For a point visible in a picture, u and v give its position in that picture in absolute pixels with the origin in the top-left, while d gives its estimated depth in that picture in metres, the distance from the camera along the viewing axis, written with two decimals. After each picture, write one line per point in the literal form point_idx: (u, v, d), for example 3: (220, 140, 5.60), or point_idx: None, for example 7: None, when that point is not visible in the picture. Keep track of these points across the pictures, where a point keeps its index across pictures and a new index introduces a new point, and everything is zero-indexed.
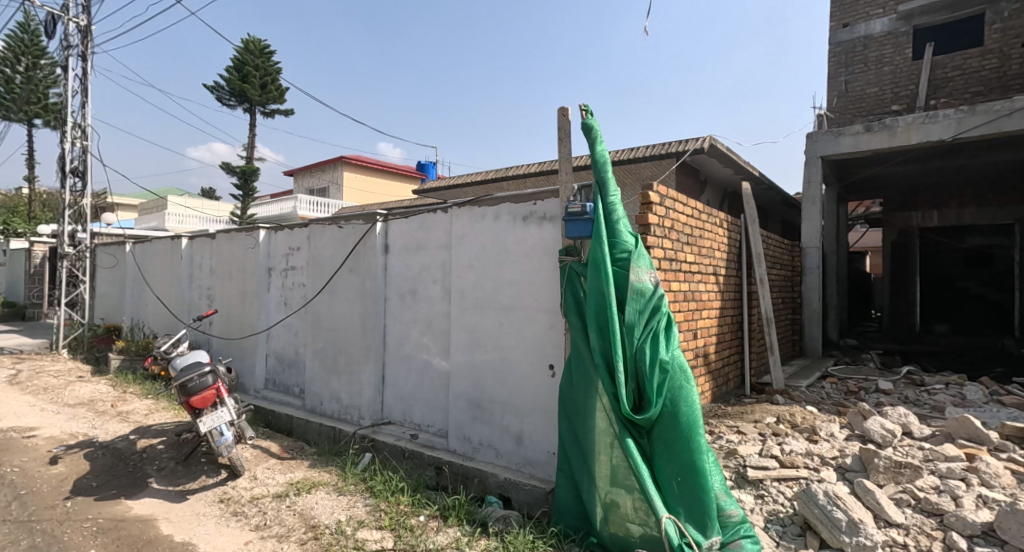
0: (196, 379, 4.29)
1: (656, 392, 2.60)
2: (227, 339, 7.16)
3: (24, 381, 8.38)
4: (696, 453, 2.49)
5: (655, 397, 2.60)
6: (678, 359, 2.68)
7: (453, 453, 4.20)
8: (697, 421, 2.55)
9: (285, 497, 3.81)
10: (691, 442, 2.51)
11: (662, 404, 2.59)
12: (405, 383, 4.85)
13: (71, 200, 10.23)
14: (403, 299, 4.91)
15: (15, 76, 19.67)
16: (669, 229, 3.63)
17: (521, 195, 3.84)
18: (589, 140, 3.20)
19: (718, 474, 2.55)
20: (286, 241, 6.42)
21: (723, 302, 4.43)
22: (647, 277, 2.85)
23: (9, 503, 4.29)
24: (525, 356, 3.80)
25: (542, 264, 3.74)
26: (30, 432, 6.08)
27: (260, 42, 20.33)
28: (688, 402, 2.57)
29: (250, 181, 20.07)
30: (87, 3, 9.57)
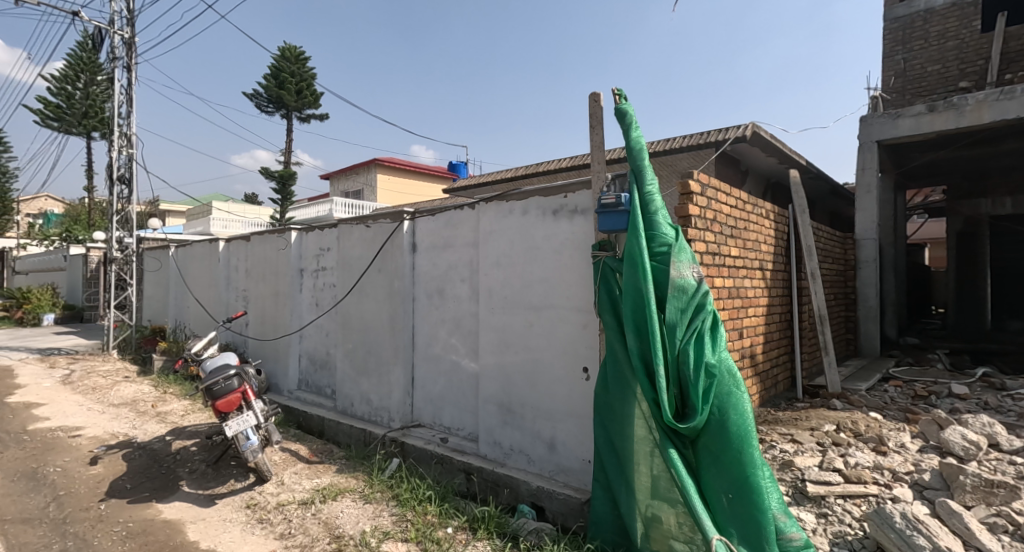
0: (222, 383, 4.24)
1: (702, 399, 2.34)
2: (262, 340, 7.17)
3: (76, 381, 8.63)
4: (749, 467, 2.23)
5: (701, 403, 2.34)
6: (726, 361, 2.41)
7: (484, 459, 4.02)
8: (749, 432, 2.28)
9: (311, 504, 3.70)
10: (743, 455, 2.25)
11: (709, 412, 2.32)
12: (434, 385, 4.70)
13: (118, 206, 10.49)
14: (431, 298, 4.77)
15: (75, 92, 20.87)
16: (711, 221, 3.36)
17: (551, 187, 3.63)
18: (624, 127, 2.97)
19: (776, 493, 2.29)
20: (317, 241, 6.37)
21: (771, 299, 4.12)
22: (689, 272, 2.60)
23: (47, 504, 4.32)
24: (557, 359, 3.59)
25: (573, 260, 3.52)
26: (75, 432, 6.20)
27: (296, 49, 20.67)
28: (740, 411, 2.31)
29: (288, 185, 20.44)
30: (131, 14, 9.80)
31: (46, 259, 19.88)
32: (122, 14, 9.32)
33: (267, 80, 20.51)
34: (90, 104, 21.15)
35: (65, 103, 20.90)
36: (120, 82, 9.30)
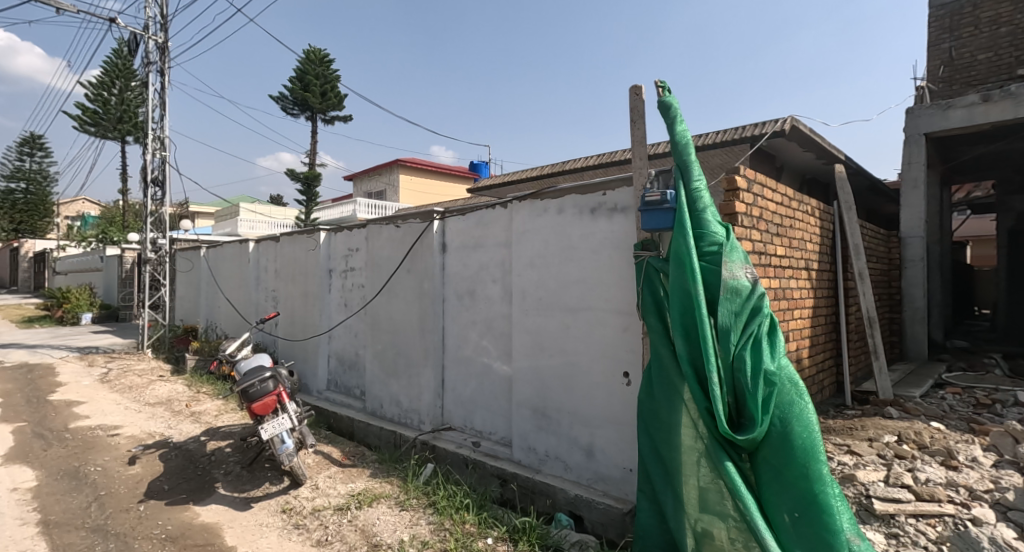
0: (258, 385, 4.24)
1: (761, 409, 2.21)
2: (291, 340, 7.21)
3: (113, 379, 8.82)
4: (816, 483, 2.09)
5: (759, 414, 2.22)
6: (786, 369, 2.28)
7: (518, 464, 3.94)
8: (815, 446, 2.15)
9: (347, 510, 3.69)
10: (809, 471, 2.11)
11: (769, 423, 2.20)
12: (465, 388, 4.64)
13: (152, 207, 10.72)
14: (461, 299, 4.70)
15: (110, 98, 21.48)
16: (758, 218, 3.21)
17: (588, 185, 3.53)
18: (668, 120, 2.85)
19: (846, 512, 2.14)
20: (345, 242, 6.37)
21: (817, 300, 3.94)
22: (743, 273, 2.46)
23: (89, 505, 4.38)
24: (595, 363, 3.49)
25: (612, 260, 3.42)
26: (113, 431, 6.32)
27: (321, 52, 20.91)
28: (804, 424, 2.17)
29: (313, 186, 20.71)
30: (165, 20, 9.99)
31: (84, 260, 20.52)
32: (155, 19, 9.49)
33: (293, 83, 20.78)
34: (125, 109, 21.76)
35: (101, 109, 21.51)
36: (154, 86, 9.47)
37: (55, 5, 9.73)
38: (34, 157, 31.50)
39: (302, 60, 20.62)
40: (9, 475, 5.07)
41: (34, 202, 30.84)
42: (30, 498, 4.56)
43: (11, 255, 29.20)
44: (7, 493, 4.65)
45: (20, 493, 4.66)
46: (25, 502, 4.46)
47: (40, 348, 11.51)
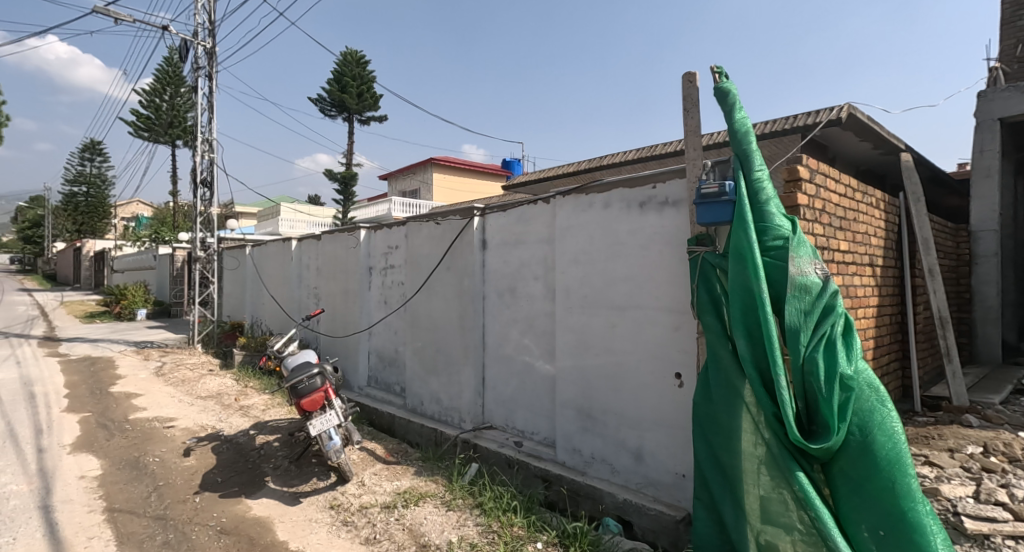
0: (306, 381, 4.29)
1: (838, 416, 2.07)
2: (333, 337, 7.32)
3: (167, 373, 9.18)
4: (902, 498, 1.94)
5: (836, 421, 2.08)
6: (865, 373, 2.13)
7: (562, 465, 3.85)
8: (901, 457, 1.99)
9: (394, 509, 3.72)
10: (895, 484, 1.96)
11: (847, 431, 2.06)
12: (506, 387, 4.58)
13: (202, 208, 11.10)
14: (502, 297, 4.64)
15: (162, 104, 22.41)
16: (821, 211, 3.00)
17: (637, 178, 3.41)
18: (725, 108, 2.71)
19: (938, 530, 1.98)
20: (385, 240, 6.41)
21: (882, 299, 3.70)
22: (812, 270, 2.31)
23: (149, 494, 4.54)
24: (644, 363, 3.37)
25: (663, 256, 3.29)
26: (169, 423, 6.56)
27: (357, 53, 21.28)
28: (888, 434, 2.02)
29: (350, 186, 21.09)
30: (212, 26, 10.29)
31: (139, 259, 21.45)
32: (204, 26, 9.81)
33: (331, 84, 21.18)
34: (175, 114, 22.66)
35: (153, 114, 22.44)
36: (202, 91, 9.78)
37: (113, 15, 10.18)
38: (94, 162, 33.24)
39: (339, 62, 20.99)
40: (76, 463, 5.32)
41: (94, 204, 32.63)
42: (95, 486, 4.76)
43: (73, 254, 30.87)
44: (75, 481, 4.86)
45: (86, 481, 4.87)
46: (91, 490, 4.66)
47: (101, 342, 12.10)
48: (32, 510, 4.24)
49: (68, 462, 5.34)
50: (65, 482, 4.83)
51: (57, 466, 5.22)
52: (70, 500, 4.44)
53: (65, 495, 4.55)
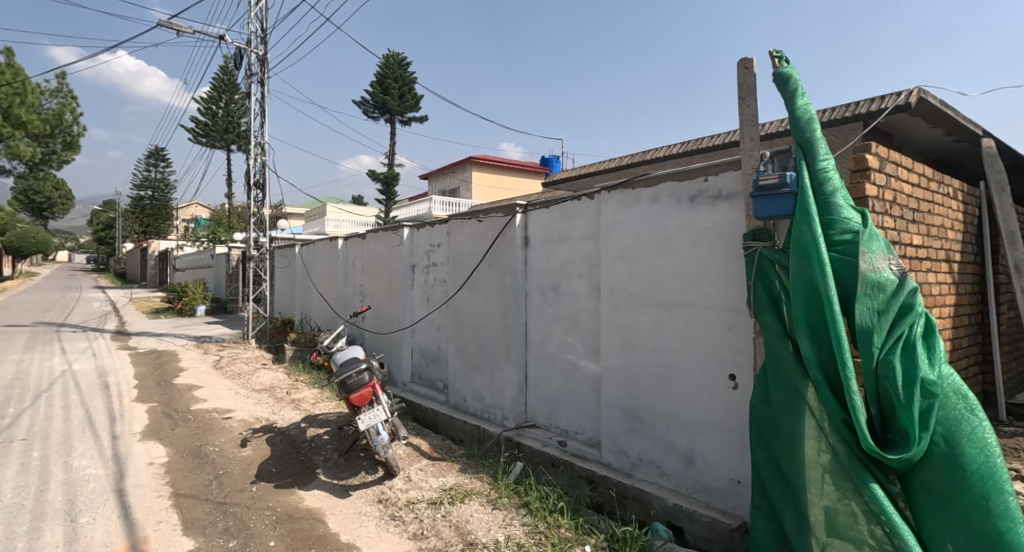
0: (354, 376, 4.35)
1: (919, 425, 1.93)
2: (378, 334, 7.43)
3: (224, 366, 9.58)
4: (994, 515, 1.79)
5: (917, 430, 1.93)
6: (950, 379, 1.97)
7: (608, 467, 3.76)
8: (993, 471, 1.84)
9: (441, 505, 3.73)
10: (987, 500, 1.81)
11: (929, 442, 1.91)
12: (550, 386, 4.51)
13: (255, 209, 11.51)
14: (545, 295, 4.57)
15: (218, 111, 23.44)
16: (892, 202, 2.80)
17: (687, 170, 3.28)
18: (786, 95, 2.57)
19: None
20: (427, 238, 6.44)
21: (960, 297, 3.43)
22: (887, 266, 2.15)
23: (210, 482, 4.72)
24: (695, 363, 3.24)
25: (715, 252, 3.15)
26: (227, 414, 6.83)
27: (400, 55, 21.62)
28: (979, 446, 1.86)
29: (393, 186, 21.46)
30: (264, 33, 10.64)
31: (198, 258, 22.52)
32: (256, 34, 10.17)
33: (373, 87, 21.61)
34: (230, 120, 23.66)
35: (210, 121, 23.51)
36: (254, 97, 10.14)
37: (173, 27, 10.70)
38: (159, 168, 35.22)
39: (382, 64, 21.37)
40: (145, 450, 5.59)
41: (159, 207, 34.58)
42: (162, 472, 4.99)
43: (140, 254, 32.71)
44: (145, 467, 5.11)
45: (154, 467, 5.12)
46: (158, 476, 4.89)
47: (165, 336, 12.76)
48: (108, 494, 4.49)
49: (138, 449, 5.62)
50: (135, 468, 5.09)
51: (128, 453, 5.50)
52: (141, 485, 4.67)
53: (136, 480, 4.79)
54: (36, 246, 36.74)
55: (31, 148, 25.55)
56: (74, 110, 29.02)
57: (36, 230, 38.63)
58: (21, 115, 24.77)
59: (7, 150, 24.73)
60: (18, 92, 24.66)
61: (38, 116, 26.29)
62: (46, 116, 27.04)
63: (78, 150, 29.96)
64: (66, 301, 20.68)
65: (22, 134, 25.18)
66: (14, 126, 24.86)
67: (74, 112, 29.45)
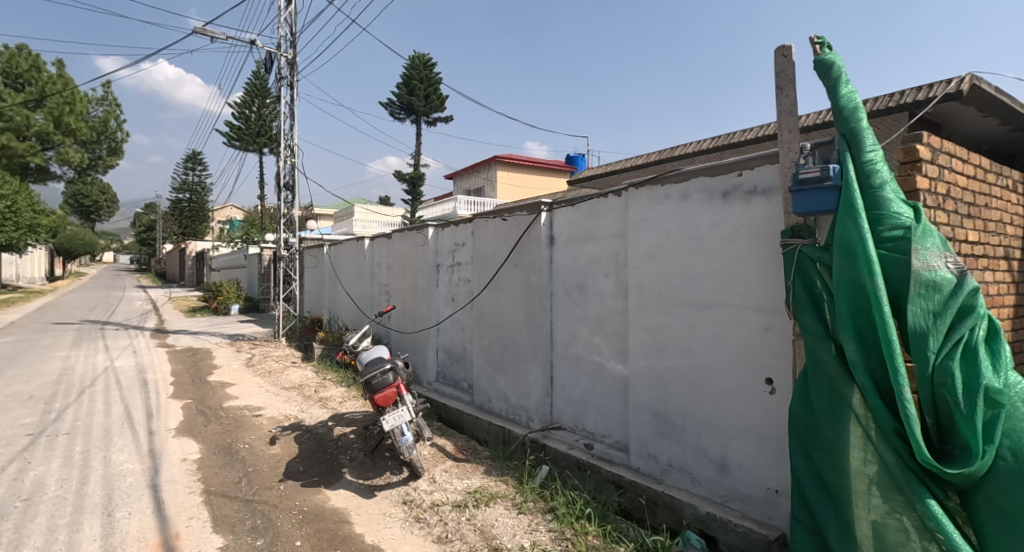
0: (379, 376, 4.33)
1: (981, 436, 1.80)
2: (404, 333, 7.43)
3: (256, 364, 9.74)
4: None
5: (980, 442, 1.80)
6: (1016, 386, 1.84)
7: (636, 471, 3.65)
8: None
9: (465, 508, 3.67)
10: None
11: (993, 455, 1.78)
12: (576, 387, 4.41)
13: (285, 210, 11.69)
14: (571, 294, 4.47)
15: (251, 115, 23.99)
16: (946, 196, 2.63)
17: (720, 165, 3.15)
18: (828, 83, 2.43)
19: None
20: (452, 237, 6.40)
21: (1019, 297, 3.21)
22: (942, 264, 2.01)
23: (240, 480, 4.76)
24: (728, 366, 3.11)
25: (750, 250, 3.02)
26: (257, 412, 6.92)
27: (425, 56, 21.70)
28: None
29: (419, 186, 21.59)
30: (293, 37, 10.78)
31: (233, 258, 23.06)
32: (286, 38, 10.31)
33: (399, 88, 21.77)
34: (263, 124, 24.17)
35: (243, 124, 24.10)
36: (284, 100, 10.29)
37: (208, 34, 10.95)
38: (196, 171, 36.23)
39: (408, 66, 21.49)
40: (179, 446, 5.70)
41: (197, 209, 35.72)
42: (195, 468, 5.06)
43: (179, 255, 33.80)
44: (178, 463, 5.20)
45: (187, 463, 5.20)
46: (191, 472, 4.96)
47: (200, 335, 13.07)
48: (143, 489, 4.57)
49: (173, 445, 5.73)
50: (170, 463, 5.18)
51: (163, 448, 5.61)
52: (174, 481, 4.74)
53: (170, 475, 4.88)
54: (85, 247, 38.29)
55: (78, 153, 26.55)
56: (117, 117, 30.09)
57: (84, 231, 40.28)
58: (69, 122, 25.75)
59: (57, 156, 25.67)
60: (66, 101, 25.67)
61: (84, 123, 27.31)
62: (92, 124, 28.17)
63: (121, 155, 31.03)
64: (110, 300, 21.41)
65: (71, 140, 26.18)
66: (63, 133, 25.83)
67: (118, 119, 30.54)
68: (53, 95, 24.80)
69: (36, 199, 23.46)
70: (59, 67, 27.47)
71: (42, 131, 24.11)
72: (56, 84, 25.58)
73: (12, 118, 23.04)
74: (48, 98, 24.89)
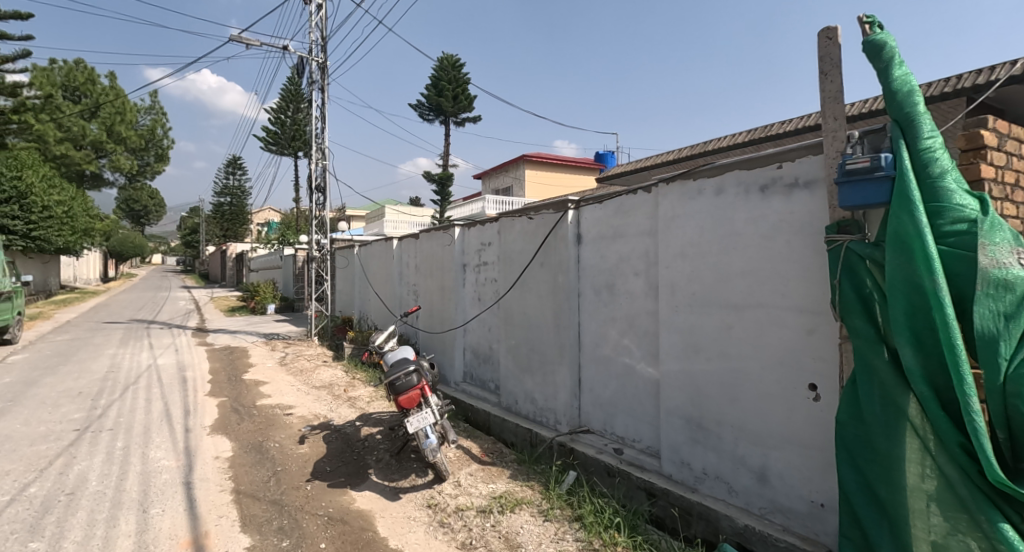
0: (403, 378, 4.27)
1: None
2: (431, 333, 7.39)
3: (289, 363, 9.88)
4: None
5: None
6: None
7: (668, 479, 3.49)
8: None
9: (490, 514, 3.58)
10: None
11: None
12: (605, 390, 4.27)
13: (317, 211, 11.83)
14: (599, 294, 4.34)
15: (286, 120, 24.54)
16: (1014, 186, 2.40)
17: (757, 157, 2.98)
18: (880, 66, 2.25)
19: None
20: (478, 237, 6.32)
21: None
22: (1013, 261, 1.83)
23: (269, 479, 4.78)
24: (768, 371, 2.94)
25: (791, 247, 2.83)
26: (288, 410, 6.98)
27: (453, 57, 21.75)
28: None
29: (447, 187, 21.67)
30: (324, 41, 10.91)
31: (269, 259, 23.60)
32: (317, 42, 10.45)
33: (428, 89, 21.88)
34: (297, 128, 24.65)
35: (279, 129, 24.71)
36: (316, 104, 10.42)
37: (243, 42, 11.20)
38: (237, 175, 37.30)
39: (436, 67, 21.60)
40: (213, 444, 5.78)
41: (237, 212, 36.84)
42: (227, 466, 5.11)
43: (220, 256, 34.86)
44: (211, 460, 5.27)
45: (220, 461, 5.25)
46: (223, 470, 5.01)
47: (238, 334, 13.38)
48: (177, 486, 4.62)
49: (207, 442, 5.80)
50: (203, 461, 5.24)
51: (198, 446, 5.70)
52: (207, 479, 4.80)
53: (203, 473, 4.93)
54: (135, 249, 39.99)
55: (128, 160, 27.67)
56: (164, 125, 31.27)
57: (134, 234, 42.11)
58: (120, 131, 26.88)
59: (110, 163, 26.92)
60: (118, 110, 26.77)
61: (133, 131, 28.48)
62: (140, 132, 29.38)
63: (167, 162, 32.17)
64: (156, 300, 22.20)
65: (122, 148, 27.39)
66: (115, 141, 26.96)
67: (164, 127, 31.66)
68: (106, 106, 25.95)
69: (92, 204, 24.61)
70: (111, 80, 28.70)
71: (97, 140, 25.02)
72: (108, 95, 26.77)
73: (71, 128, 23.66)
74: (102, 109, 26.10)
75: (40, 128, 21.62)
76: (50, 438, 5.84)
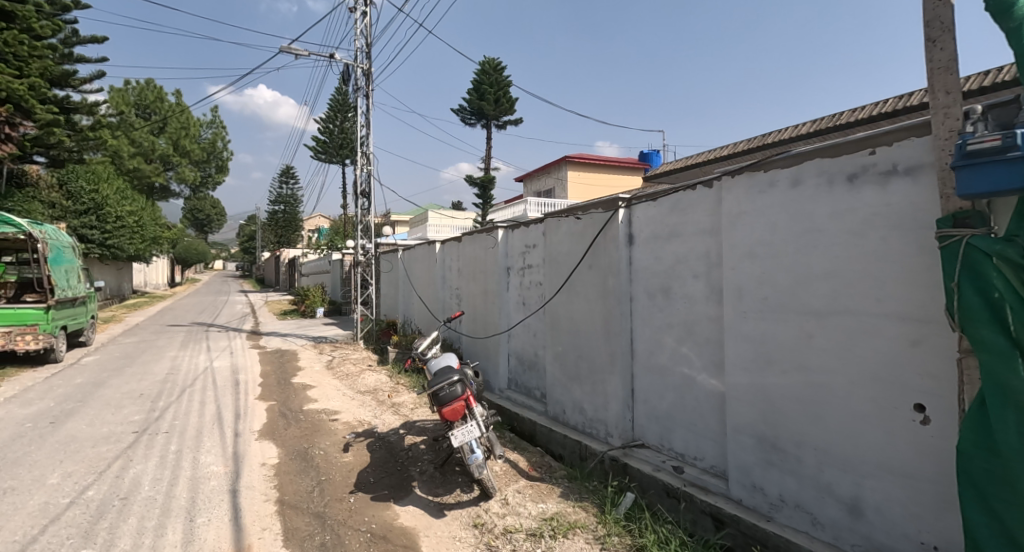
0: (446, 388, 4.04)
1: None
2: (475, 338, 7.18)
3: (336, 366, 9.90)
4: None
5: None
6: None
7: (737, 504, 3.14)
8: None
9: (541, 538, 3.32)
10: None
11: None
12: (662, 402, 3.94)
13: (361, 216, 11.86)
14: (654, 299, 4.01)
15: (334, 128, 25.06)
16: None
17: (844, 143, 2.61)
18: (1011, 24, 1.87)
19: None
20: (522, 239, 6.07)
21: None
22: None
23: (312, 489, 4.66)
24: (859, 387, 2.57)
25: (888, 245, 2.46)
26: (334, 416, 6.91)
27: (495, 60, 21.64)
28: None
29: (489, 189, 21.56)
30: (369, 47, 10.93)
31: (319, 264, 24.15)
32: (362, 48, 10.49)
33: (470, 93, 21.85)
34: (345, 136, 25.15)
35: (328, 138, 25.31)
36: (361, 108, 10.43)
37: (292, 51, 11.40)
38: (289, 184, 38.54)
39: (479, 71, 21.56)
40: (260, 449, 5.73)
41: (290, 219, 38.06)
42: (272, 474, 5.03)
43: (274, 261, 36.02)
44: (258, 467, 5.21)
45: (266, 468, 5.19)
46: (268, 478, 4.93)
47: (288, 336, 13.63)
48: (224, 494, 4.57)
49: (255, 448, 5.78)
50: (251, 467, 5.19)
51: (246, 451, 5.67)
52: (252, 487, 4.72)
53: (249, 480, 4.87)
54: (200, 256, 42.03)
55: (192, 172, 29.00)
56: (223, 138, 32.59)
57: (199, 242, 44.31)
58: (184, 145, 28.18)
59: (175, 176, 28.27)
60: (183, 125, 28.14)
61: (195, 144, 29.82)
62: (201, 145, 30.73)
63: (227, 172, 33.54)
64: (216, 304, 23.01)
65: (186, 161, 28.73)
66: (180, 155, 28.28)
67: (223, 139, 33.04)
68: (171, 121, 27.25)
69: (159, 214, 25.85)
70: (177, 97, 30.14)
71: (164, 154, 26.24)
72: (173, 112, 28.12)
73: (142, 144, 25.00)
74: (168, 124, 27.44)
75: (114, 143, 22.74)
76: (110, 440, 5.94)
